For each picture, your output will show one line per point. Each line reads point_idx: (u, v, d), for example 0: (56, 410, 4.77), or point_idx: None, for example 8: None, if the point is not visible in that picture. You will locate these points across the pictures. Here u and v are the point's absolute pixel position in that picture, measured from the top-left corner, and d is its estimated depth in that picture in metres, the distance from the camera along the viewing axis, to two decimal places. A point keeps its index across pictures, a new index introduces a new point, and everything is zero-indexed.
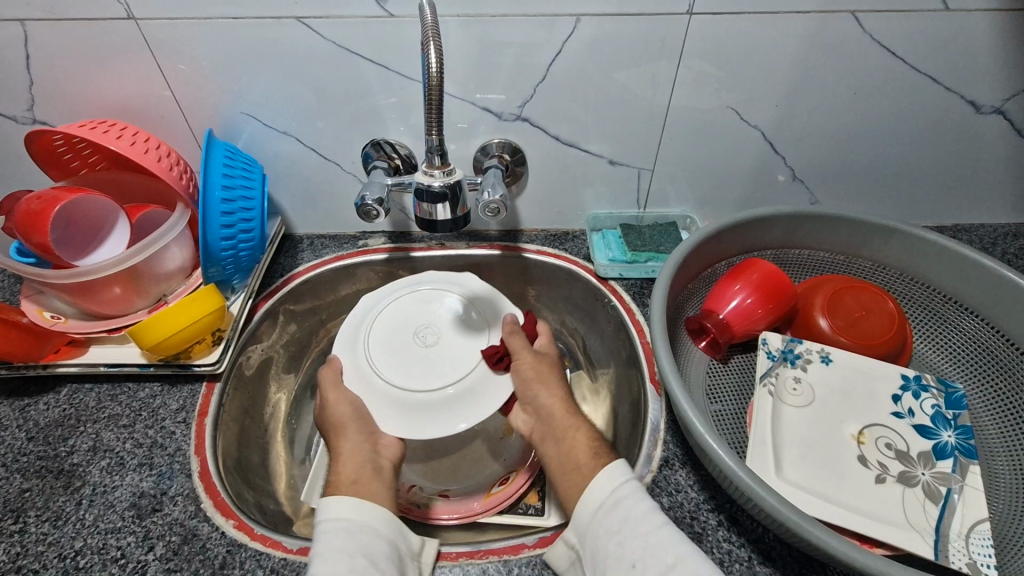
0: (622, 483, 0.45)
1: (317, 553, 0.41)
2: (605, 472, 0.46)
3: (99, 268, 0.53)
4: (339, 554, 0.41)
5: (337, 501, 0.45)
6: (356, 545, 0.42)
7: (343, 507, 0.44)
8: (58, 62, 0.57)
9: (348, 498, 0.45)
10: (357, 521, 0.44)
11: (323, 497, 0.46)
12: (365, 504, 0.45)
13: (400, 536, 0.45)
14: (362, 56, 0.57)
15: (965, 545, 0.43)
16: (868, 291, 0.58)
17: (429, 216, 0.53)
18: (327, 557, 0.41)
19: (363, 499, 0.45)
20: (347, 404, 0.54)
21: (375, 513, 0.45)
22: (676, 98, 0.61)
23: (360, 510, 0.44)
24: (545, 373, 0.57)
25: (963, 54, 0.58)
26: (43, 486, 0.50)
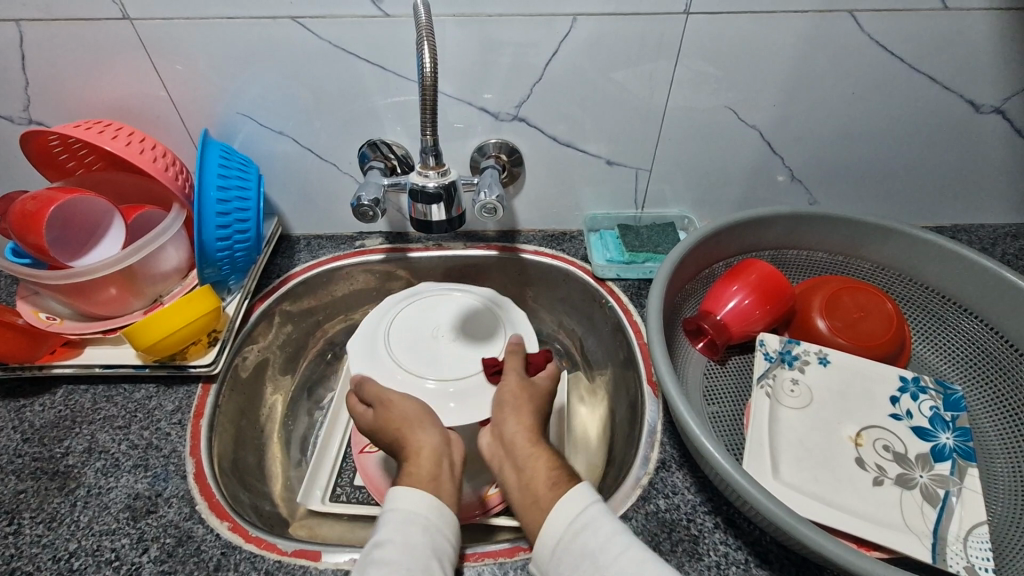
0: (588, 505, 0.43)
1: (388, 546, 0.41)
2: (568, 497, 0.44)
3: (95, 268, 0.53)
4: (412, 551, 0.41)
5: (418, 496, 0.44)
6: (431, 544, 0.42)
7: (421, 504, 0.44)
8: (55, 62, 0.57)
9: (428, 494, 0.45)
10: (430, 521, 0.43)
11: (401, 489, 0.45)
12: (442, 506, 0.45)
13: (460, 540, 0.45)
14: (358, 56, 0.57)
15: (963, 548, 0.43)
16: (866, 291, 0.58)
17: (425, 216, 0.53)
18: (398, 552, 0.41)
19: (438, 499, 0.45)
20: (410, 403, 0.52)
21: (449, 515, 0.44)
22: (673, 98, 0.61)
23: (435, 511, 0.44)
24: (525, 397, 0.53)
25: (962, 53, 0.57)
26: (37, 487, 0.50)
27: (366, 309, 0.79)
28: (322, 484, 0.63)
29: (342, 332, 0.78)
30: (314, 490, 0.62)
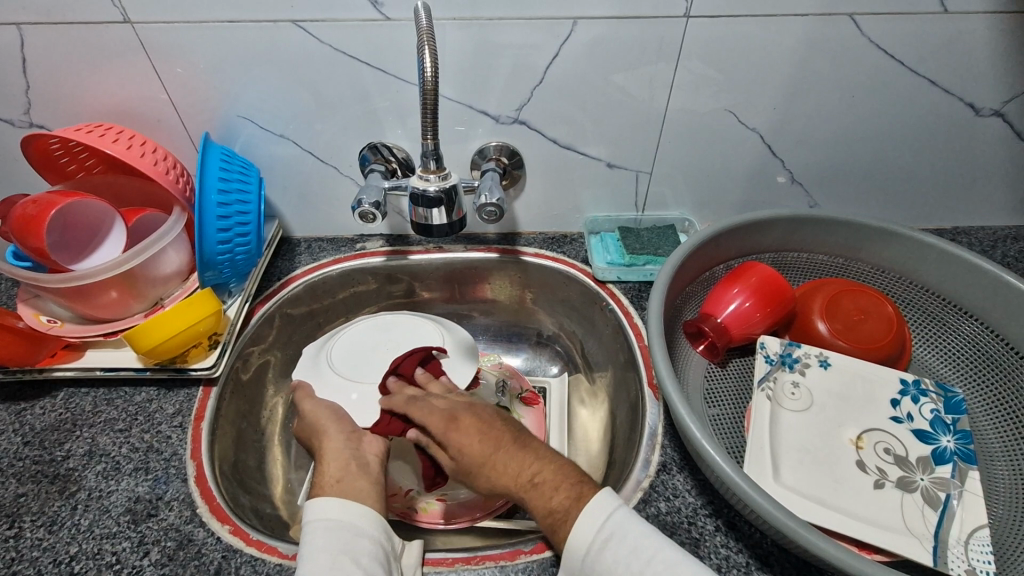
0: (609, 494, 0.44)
1: (300, 556, 0.41)
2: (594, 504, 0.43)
3: (95, 273, 0.53)
4: (324, 557, 0.41)
5: (318, 502, 0.44)
6: (341, 546, 0.42)
7: (326, 507, 0.44)
8: (55, 66, 0.57)
9: (328, 498, 0.44)
10: (337, 521, 0.43)
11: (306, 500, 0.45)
12: (346, 504, 0.44)
13: (382, 531, 0.45)
14: (359, 59, 0.57)
15: (965, 551, 0.43)
16: (867, 294, 0.58)
17: (425, 220, 0.53)
18: (311, 560, 0.40)
19: (342, 498, 0.45)
20: (323, 410, 0.55)
21: (358, 512, 0.44)
22: (674, 101, 0.61)
23: (341, 509, 0.44)
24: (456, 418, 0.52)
25: (962, 56, 0.57)
26: (37, 491, 0.50)
27: (367, 312, 0.79)
28: None
29: None
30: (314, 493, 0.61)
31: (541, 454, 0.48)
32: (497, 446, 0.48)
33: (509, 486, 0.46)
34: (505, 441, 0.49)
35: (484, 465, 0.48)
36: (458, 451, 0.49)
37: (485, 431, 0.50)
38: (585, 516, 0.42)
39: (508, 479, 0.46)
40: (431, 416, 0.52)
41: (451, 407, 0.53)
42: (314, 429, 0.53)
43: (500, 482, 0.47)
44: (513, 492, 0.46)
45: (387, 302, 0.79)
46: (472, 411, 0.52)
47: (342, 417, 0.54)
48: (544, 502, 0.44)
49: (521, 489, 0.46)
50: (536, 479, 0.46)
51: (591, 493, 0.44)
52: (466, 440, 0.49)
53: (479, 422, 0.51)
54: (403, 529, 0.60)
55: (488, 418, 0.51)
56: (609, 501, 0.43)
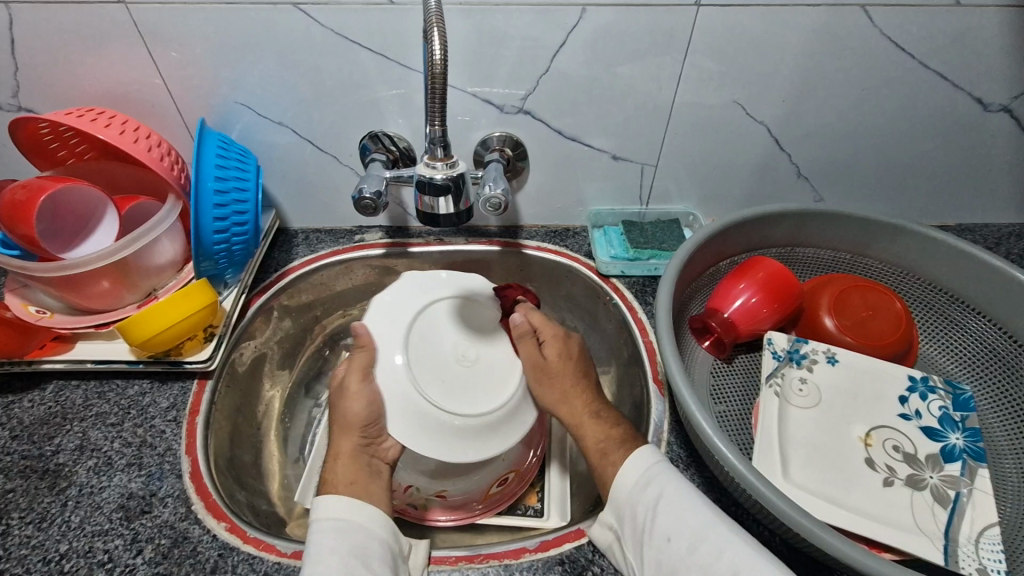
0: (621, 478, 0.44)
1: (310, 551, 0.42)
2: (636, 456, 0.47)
3: (86, 261, 0.52)
4: (328, 552, 0.41)
5: (328, 499, 0.45)
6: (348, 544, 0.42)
7: (332, 506, 0.45)
8: (45, 46, 0.55)
9: (339, 497, 0.46)
10: (343, 519, 0.44)
11: (317, 496, 0.46)
12: (351, 503, 0.45)
13: (389, 533, 0.45)
14: (362, 45, 0.55)
15: (975, 550, 0.42)
16: (875, 290, 0.57)
17: (432, 209, 0.52)
18: (318, 554, 0.41)
19: (348, 498, 0.46)
20: (363, 402, 0.52)
21: (364, 511, 0.45)
22: (681, 93, 0.60)
23: (349, 509, 0.45)
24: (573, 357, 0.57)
25: (973, 50, 0.57)
26: (27, 486, 0.48)
27: (364, 305, 0.77)
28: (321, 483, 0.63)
29: (340, 328, 0.76)
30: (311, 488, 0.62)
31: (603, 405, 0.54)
32: (584, 375, 0.56)
33: (574, 414, 0.54)
34: (590, 378, 0.57)
35: (565, 381, 0.55)
36: (551, 356, 0.56)
37: (578, 362, 0.57)
38: (643, 449, 0.47)
39: (577, 403, 0.54)
40: (548, 321, 0.59)
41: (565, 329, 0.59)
42: (343, 418, 0.52)
43: (571, 402, 0.55)
44: (576, 415, 0.54)
45: None
46: (578, 341, 0.59)
47: (374, 420, 0.52)
48: (602, 432, 0.51)
49: (584, 415, 0.53)
50: (598, 412, 0.53)
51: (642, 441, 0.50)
52: (566, 361, 0.56)
53: (579, 352, 0.58)
54: (402, 526, 0.60)
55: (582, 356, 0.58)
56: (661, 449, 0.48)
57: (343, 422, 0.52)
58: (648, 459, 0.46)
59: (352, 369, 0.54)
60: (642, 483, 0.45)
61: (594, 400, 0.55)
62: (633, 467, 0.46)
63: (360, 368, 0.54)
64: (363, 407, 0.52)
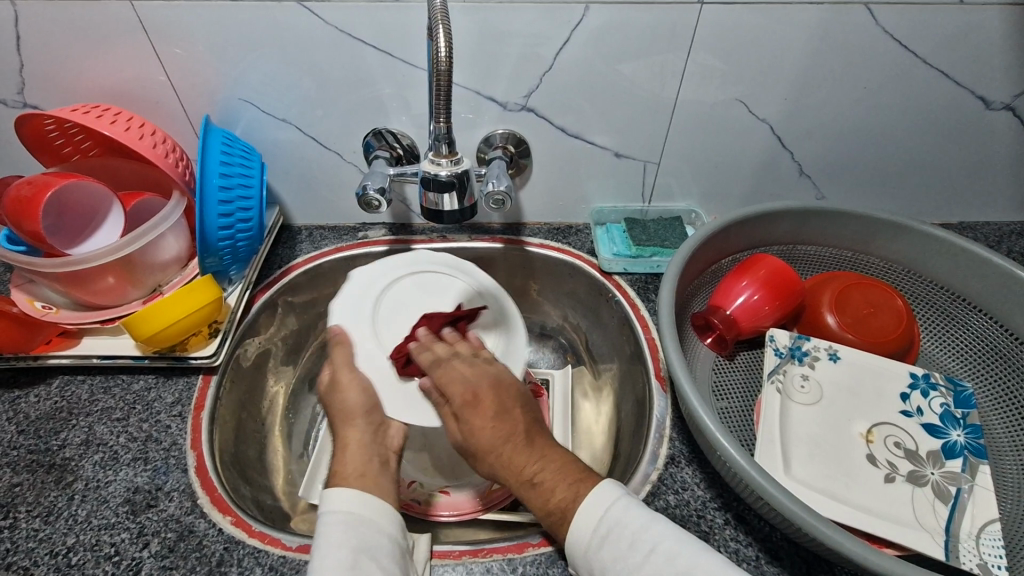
0: (611, 500, 0.43)
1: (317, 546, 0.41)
2: (593, 496, 0.43)
3: (92, 257, 0.52)
4: (338, 548, 0.41)
5: (340, 492, 0.45)
6: (358, 540, 0.42)
7: (345, 500, 0.44)
8: (51, 44, 0.55)
9: (350, 490, 0.45)
10: (355, 514, 0.44)
11: (325, 489, 0.46)
12: (363, 496, 0.45)
13: (396, 529, 0.45)
14: (366, 42, 0.56)
15: (976, 545, 0.43)
16: (876, 287, 0.58)
17: (435, 206, 0.52)
18: (325, 551, 0.41)
19: (362, 491, 0.46)
20: (357, 390, 0.54)
21: (376, 507, 0.45)
22: (684, 91, 0.60)
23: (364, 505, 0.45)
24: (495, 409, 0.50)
25: (976, 48, 0.57)
26: (33, 480, 0.49)
27: None
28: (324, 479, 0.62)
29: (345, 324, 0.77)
30: (315, 485, 0.61)
31: (547, 452, 0.47)
32: (507, 437, 0.48)
33: (511, 480, 0.47)
34: (517, 435, 0.48)
35: (489, 454, 0.48)
36: (466, 427, 0.49)
37: (501, 417, 0.49)
38: (582, 513, 0.42)
39: (511, 476, 0.47)
40: (454, 383, 0.51)
41: (476, 378, 0.52)
42: (340, 408, 0.53)
43: (504, 472, 0.47)
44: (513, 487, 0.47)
45: None
46: (494, 392, 0.51)
47: (371, 406, 0.54)
48: (542, 503, 0.45)
49: (522, 487, 0.46)
50: (537, 478, 0.46)
51: (592, 483, 0.45)
52: (480, 423, 0.49)
53: (497, 405, 0.50)
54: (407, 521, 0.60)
55: (509, 404, 0.50)
56: (613, 490, 0.43)
57: (343, 411, 0.53)
58: (594, 515, 0.42)
59: (336, 366, 0.56)
60: (596, 541, 0.41)
61: (536, 460, 0.47)
62: (582, 526, 0.42)
63: (342, 363, 0.56)
64: (359, 394, 0.54)
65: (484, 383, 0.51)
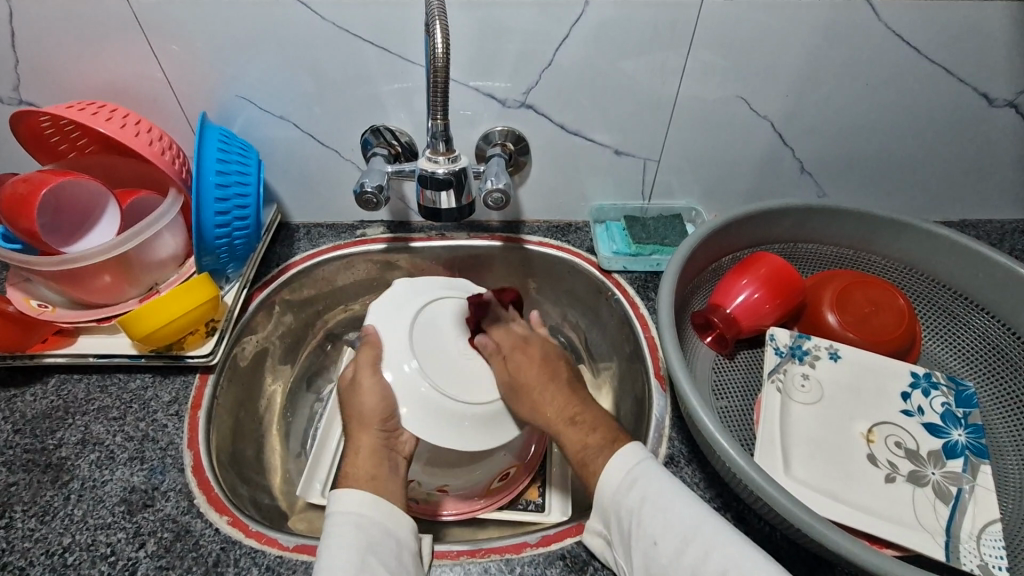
0: (638, 461, 0.45)
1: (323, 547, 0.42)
2: (623, 451, 0.46)
3: (88, 255, 0.52)
4: (348, 551, 0.41)
5: (349, 494, 0.45)
6: (365, 541, 0.42)
7: (355, 502, 0.44)
8: (46, 40, 0.54)
9: (360, 491, 0.45)
10: (365, 516, 0.44)
11: (335, 489, 0.46)
12: (375, 500, 0.45)
13: (408, 532, 0.45)
14: (363, 38, 0.55)
15: (976, 546, 0.42)
16: (878, 286, 0.57)
17: (434, 204, 0.52)
18: (336, 552, 0.41)
19: (375, 495, 0.46)
20: (377, 396, 0.52)
21: (384, 510, 0.45)
22: (685, 88, 0.60)
23: (371, 505, 0.44)
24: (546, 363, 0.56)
25: (979, 45, 0.56)
26: (29, 480, 0.49)
27: (366, 300, 0.77)
28: (321, 478, 0.62)
29: (343, 322, 0.76)
30: (313, 483, 0.62)
31: (579, 405, 0.52)
32: (553, 378, 0.54)
33: (548, 421, 0.52)
34: (563, 380, 0.54)
35: (533, 391, 0.53)
36: (516, 369, 0.55)
37: (548, 365, 0.55)
38: (614, 464, 0.45)
39: (552, 411, 0.52)
40: (507, 333, 0.58)
41: (526, 335, 0.59)
42: (356, 412, 0.52)
43: (543, 412, 0.52)
44: (550, 423, 0.52)
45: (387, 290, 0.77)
46: (542, 345, 0.58)
47: (391, 414, 0.52)
48: (579, 439, 0.49)
49: (561, 422, 0.51)
50: (576, 418, 0.51)
51: (626, 441, 0.48)
52: (530, 366, 0.55)
53: (545, 356, 0.56)
54: None
55: (553, 359, 0.57)
56: (638, 453, 0.46)
57: (359, 415, 0.52)
58: (623, 466, 0.45)
59: (361, 367, 0.54)
60: (625, 486, 0.44)
61: (572, 403, 0.52)
62: (613, 473, 0.45)
63: (367, 364, 0.54)
64: (377, 400, 0.52)
65: (534, 337, 0.58)
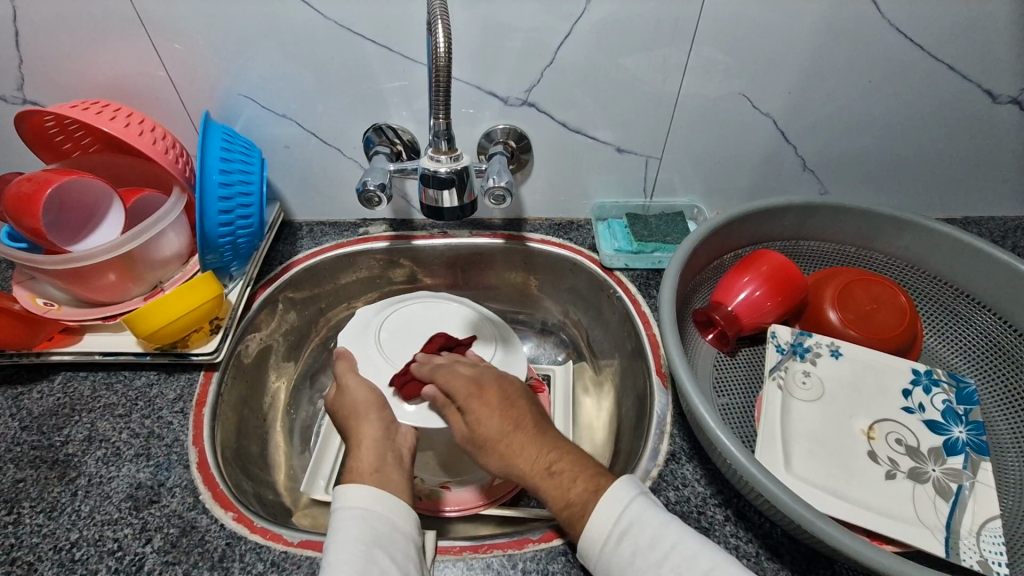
0: (628, 504, 0.43)
1: (330, 542, 0.42)
2: (612, 493, 0.44)
3: (94, 253, 0.52)
4: (355, 546, 0.41)
5: (356, 488, 0.45)
6: (371, 536, 0.42)
7: (361, 497, 0.44)
8: (50, 40, 0.55)
9: (362, 486, 0.45)
10: (371, 510, 0.44)
11: (339, 486, 0.46)
12: (383, 495, 0.45)
13: (413, 526, 0.45)
14: (365, 36, 0.55)
15: (976, 542, 0.43)
16: (880, 283, 0.57)
17: (436, 202, 0.52)
18: (342, 547, 0.41)
19: (379, 489, 0.46)
20: (365, 389, 0.56)
21: (390, 504, 0.45)
22: (687, 85, 0.60)
23: (377, 500, 0.45)
24: (505, 399, 0.52)
25: (982, 42, 0.56)
26: (37, 476, 0.49)
27: (369, 298, 0.77)
28: (325, 475, 0.62)
29: (346, 319, 0.77)
30: (316, 480, 0.62)
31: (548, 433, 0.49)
32: (515, 423, 0.50)
33: (523, 472, 0.48)
34: (525, 420, 0.51)
35: (497, 443, 0.49)
36: (472, 417, 0.51)
37: (505, 407, 0.52)
38: (603, 507, 0.43)
39: (525, 461, 0.48)
40: (455, 381, 0.54)
41: (476, 376, 0.55)
42: (351, 408, 0.55)
43: (515, 465, 0.48)
44: (527, 477, 0.48)
45: (390, 288, 0.78)
46: (496, 381, 0.54)
47: (384, 403, 0.56)
48: (562, 494, 0.45)
49: (538, 475, 0.47)
50: (554, 467, 0.47)
51: (609, 484, 0.45)
52: (487, 413, 0.51)
53: (500, 395, 0.53)
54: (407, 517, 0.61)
55: (512, 394, 0.53)
56: (629, 491, 0.44)
57: (354, 408, 0.54)
58: (611, 515, 0.42)
59: (340, 374, 0.58)
60: (614, 537, 0.42)
61: (548, 448, 0.49)
62: (600, 520, 0.42)
63: (347, 368, 0.59)
64: (367, 392, 0.56)
65: (486, 376, 0.55)
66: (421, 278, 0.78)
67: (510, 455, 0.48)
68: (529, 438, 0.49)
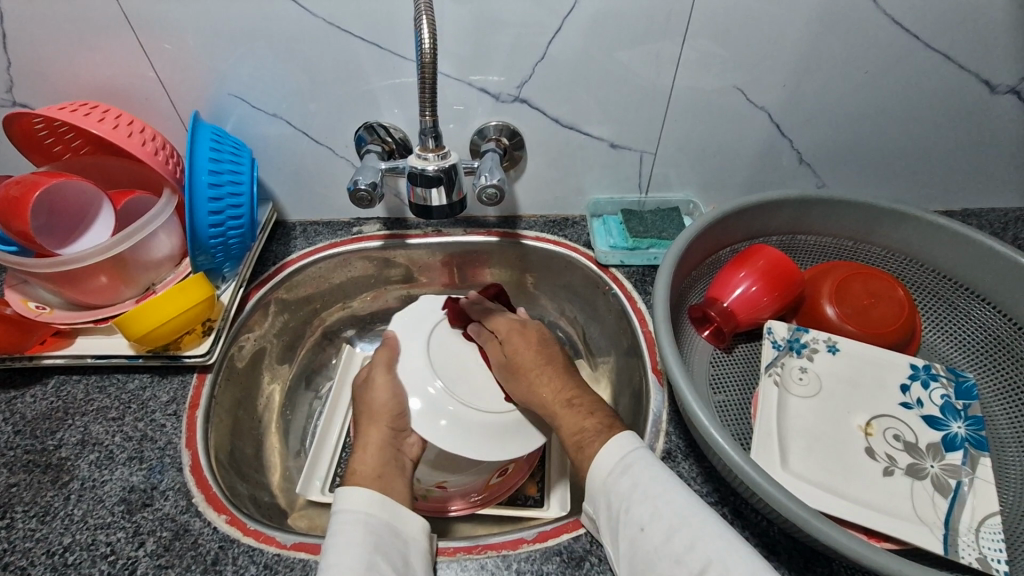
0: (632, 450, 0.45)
1: (329, 544, 0.42)
2: (615, 440, 0.46)
3: (84, 256, 0.52)
4: (353, 548, 0.41)
5: (358, 492, 0.45)
6: (369, 540, 0.42)
7: (363, 499, 0.45)
8: (37, 42, 0.54)
9: (365, 489, 0.46)
10: (372, 515, 0.44)
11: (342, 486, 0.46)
12: (386, 501, 0.46)
13: (419, 532, 0.46)
14: (353, 33, 0.54)
15: (975, 539, 0.42)
16: (879, 278, 0.56)
17: (424, 200, 0.51)
18: (340, 549, 0.41)
19: (381, 494, 0.46)
20: (388, 391, 0.56)
21: (391, 509, 0.45)
22: (680, 79, 0.59)
23: (377, 504, 0.45)
24: (542, 345, 0.59)
25: (980, 31, 0.55)
26: (30, 480, 0.49)
27: (365, 298, 0.77)
28: (321, 475, 0.62)
29: (340, 320, 0.77)
30: (313, 480, 0.62)
31: None
32: (549, 361, 0.58)
33: (546, 401, 0.54)
34: (557, 363, 0.58)
35: (529, 371, 0.56)
36: (514, 352, 0.58)
37: (542, 346, 0.59)
38: (611, 445, 0.46)
39: (549, 391, 0.54)
40: (502, 321, 0.62)
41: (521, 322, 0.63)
42: (369, 407, 0.56)
43: (539, 394, 0.54)
44: (549, 405, 0.54)
45: (386, 287, 0.77)
46: (536, 330, 0.61)
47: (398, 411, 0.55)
48: (577, 421, 0.51)
49: (558, 404, 0.53)
50: (573, 400, 0.53)
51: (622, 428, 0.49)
52: (525, 347, 0.59)
53: (539, 337, 0.60)
54: None
55: (548, 345, 0.60)
56: (629, 440, 0.46)
57: (369, 410, 0.55)
58: (614, 456, 0.45)
59: (376, 367, 0.59)
60: (614, 476, 0.44)
61: (566, 386, 0.55)
62: (604, 461, 0.46)
63: (382, 363, 0.59)
64: (388, 396, 0.56)
65: (533, 323, 0.63)
66: (416, 277, 0.77)
67: (535, 388, 0.55)
68: (554, 384, 0.55)
